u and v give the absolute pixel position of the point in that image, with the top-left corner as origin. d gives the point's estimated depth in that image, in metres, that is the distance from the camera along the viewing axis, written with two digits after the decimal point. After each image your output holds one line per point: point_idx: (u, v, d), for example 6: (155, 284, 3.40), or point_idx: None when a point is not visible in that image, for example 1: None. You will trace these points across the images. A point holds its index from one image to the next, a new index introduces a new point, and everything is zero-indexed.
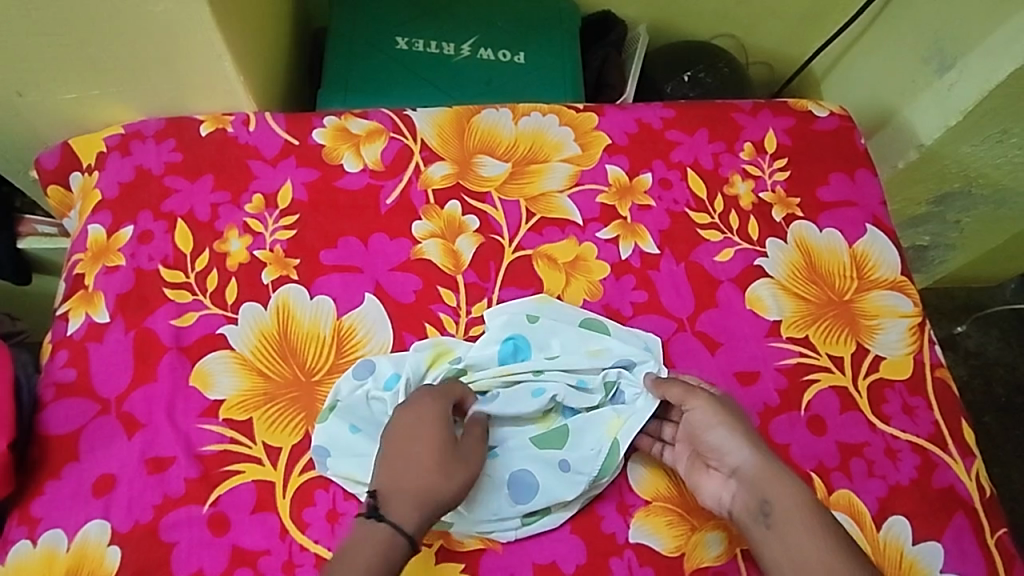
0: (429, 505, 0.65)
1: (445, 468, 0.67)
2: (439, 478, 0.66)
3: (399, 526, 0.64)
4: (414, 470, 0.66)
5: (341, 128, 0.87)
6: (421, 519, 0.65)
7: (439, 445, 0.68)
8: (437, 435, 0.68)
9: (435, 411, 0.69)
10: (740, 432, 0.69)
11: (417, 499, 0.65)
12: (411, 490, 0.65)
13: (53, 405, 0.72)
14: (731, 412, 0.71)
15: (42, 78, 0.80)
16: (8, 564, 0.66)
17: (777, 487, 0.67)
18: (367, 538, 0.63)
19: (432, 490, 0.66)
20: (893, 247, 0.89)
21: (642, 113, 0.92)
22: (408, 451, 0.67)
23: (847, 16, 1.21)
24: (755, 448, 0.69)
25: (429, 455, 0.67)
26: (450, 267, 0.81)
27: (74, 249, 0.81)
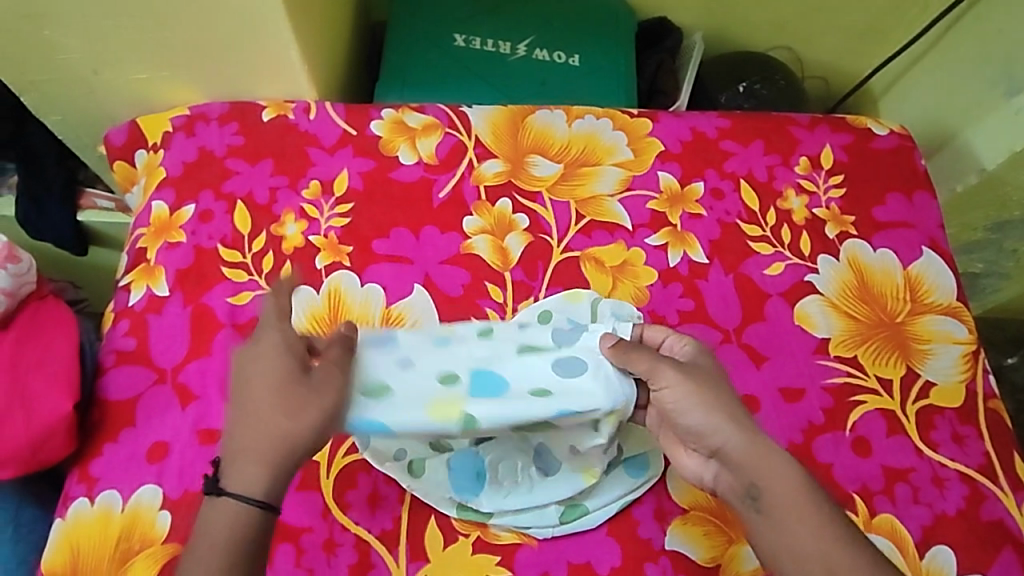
0: (280, 456, 0.56)
1: (287, 408, 0.57)
2: (283, 421, 0.56)
3: (245, 491, 0.55)
4: (254, 422, 0.57)
5: (398, 121, 0.88)
6: (273, 478, 0.56)
7: (279, 381, 0.57)
8: (277, 372, 0.58)
9: (275, 344, 0.59)
10: (722, 408, 0.60)
11: (262, 454, 0.56)
12: (250, 447, 0.56)
13: (113, 372, 0.75)
14: (708, 386, 0.61)
15: (118, 58, 0.83)
16: (66, 520, 0.69)
17: (769, 471, 0.59)
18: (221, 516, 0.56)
19: (280, 438, 0.56)
20: (948, 271, 0.87)
21: (697, 121, 0.92)
22: (252, 400, 0.57)
23: (912, 33, 1.18)
24: (740, 428, 0.60)
25: (271, 401, 0.57)
26: (498, 264, 0.82)
27: (138, 224, 0.84)
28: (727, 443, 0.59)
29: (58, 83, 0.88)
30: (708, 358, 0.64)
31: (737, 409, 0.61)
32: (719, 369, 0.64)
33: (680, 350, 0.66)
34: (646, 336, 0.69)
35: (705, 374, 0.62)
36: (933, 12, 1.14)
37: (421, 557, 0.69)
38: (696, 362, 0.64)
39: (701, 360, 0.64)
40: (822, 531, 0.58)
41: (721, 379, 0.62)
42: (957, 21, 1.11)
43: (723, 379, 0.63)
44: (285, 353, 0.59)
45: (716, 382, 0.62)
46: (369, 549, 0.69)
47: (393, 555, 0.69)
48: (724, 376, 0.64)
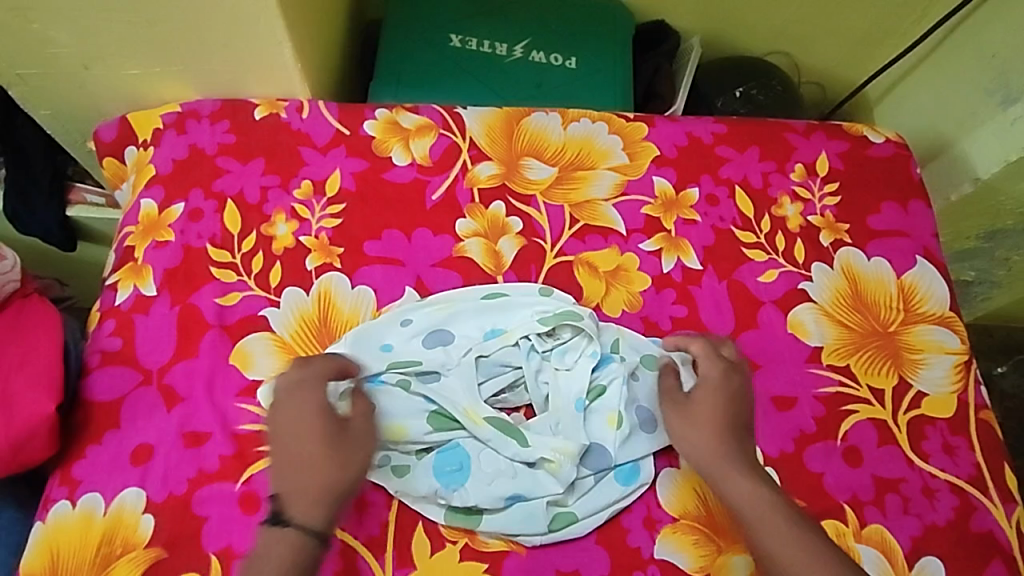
0: (331, 498, 0.61)
1: (329, 452, 0.62)
2: (330, 464, 0.62)
3: (307, 523, 0.60)
4: (302, 467, 0.62)
5: (391, 121, 0.87)
6: (326, 514, 0.61)
7: (322, 430, 0.63)
8: (316, 420, 0.64)
9: (308, 397, 0.65)
10: (698, 433, 0.69)
11: (318, 494, 0.61)
12: (309, 490, 0.61)
13: (98, 372, 0.74)
14: (695, 414, 0.70)
15: (108, 53, 0.82)
16: (48, 522, 0.68)
17: (730, 485, 0.67)
18: (276, 551, 0.59)
19: (330, 480, 0.61)
20: (942, 280, 0.86)
21: (693, 126, 0.91)
22: (301, 452, 0.62)
23: (907, 42, 1.18)
24: (707, 454, 0.68)
25: (321, 445, 0.63)
26: (491, 267, 0.82)
27: (126, 222, 0.82)
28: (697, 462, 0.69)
29: (47, 77, 0.87)
30: (716, 385, 0.71)
31: (716, 434, 0.69)
32: (721, 396, 0.70)
33: (701, 373, 0.72)
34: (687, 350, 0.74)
35: (697, 404, 0.71)
36: (932, 19, 1.13)
37: (409, 564, 0.69)
38: (696, 391, 0.72)
39: (703, 384, 0.72)
40: (773, 537, 0.64)
41: (713, 404, 0.70)
42: (954, 29, 1.11)
43: (723, 404, 0.70)
44: (323, 405, 0.64)
45: (707, 409, 0.70)
46: (356, 555, 0.68)
47: (378, 561, 0.68)
48: (729, 401, 0.70)
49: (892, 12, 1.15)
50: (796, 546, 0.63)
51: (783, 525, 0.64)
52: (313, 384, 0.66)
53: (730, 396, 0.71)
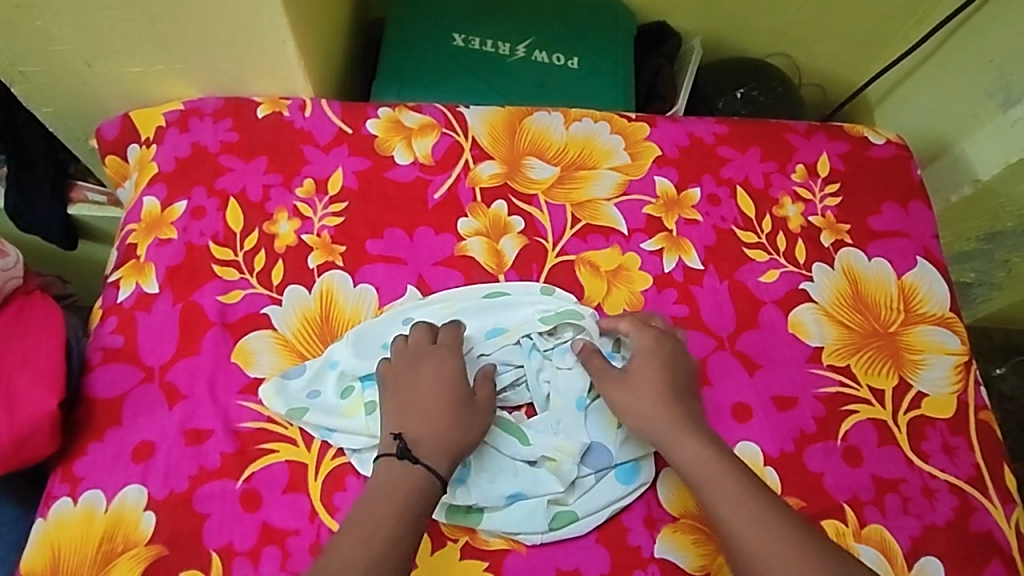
0: (450, 450, 0.68)
1: (457, 413, 0.69)
2: (456, 421, 0.69)
3: (434, 469, 0.66)
4: (429, 418, 0.68)
5: (393, 120, 0.87)
6: (446, 463, 0.67)
7: (454, 391, 0.70)
8: (451, 383, 0.70)
9: (444, 360, 0.72)
10: (642, 405, 0.71)
11: (444, 447, 0.67)
12: (438, 439, 0.67)
13: (100, 369, 0.74)
14: (634, 385, 0.72)
15: (111, 50, 0.82)
16: (49, 519, 0.68)
17: (680, 454, 0.69)
18: (401, 482, 0.65)
19: (453, 435, 0.68)
20: (942, 281, 0.87)
21: (695, 126, 0.91)
22: (434, 404, 0.69)
23: (909, 43, 1.18)
24: (653, 425, 0.70)
25: (452, 401, 0.69)
26: (493, 267, 0.82)
27: (129, 219, 0.83)
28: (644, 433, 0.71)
29: (50, 74, 0.87)
30: (650, 355, 0.73)
31: (660, 404, 0.71)
32: (658, 364, 0.73)
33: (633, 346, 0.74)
34: (616, 327, 0.76)
35: (635, 376, 0.72)
36: (933, 20, 1.14)
37: None
38: (635, 362, 0.73)
39: (637, 357, 0.74)
40: (728, 493, 0.66)
41: (651, 374, 0.72)
42: (955, 31, 1.11)
43: (661, 373, 0.72)
44: (458, 370, 0.71)
45: (647, 379, 0.72)
46: None
47: None
48: (668, 370, 0.73)
49: (893, 13, 1.16)
50: (745, 501, 0.65)
51: (737, 488, 0.66)
52: (452, 351, 0.73)
53: (665, 363, 0.73)
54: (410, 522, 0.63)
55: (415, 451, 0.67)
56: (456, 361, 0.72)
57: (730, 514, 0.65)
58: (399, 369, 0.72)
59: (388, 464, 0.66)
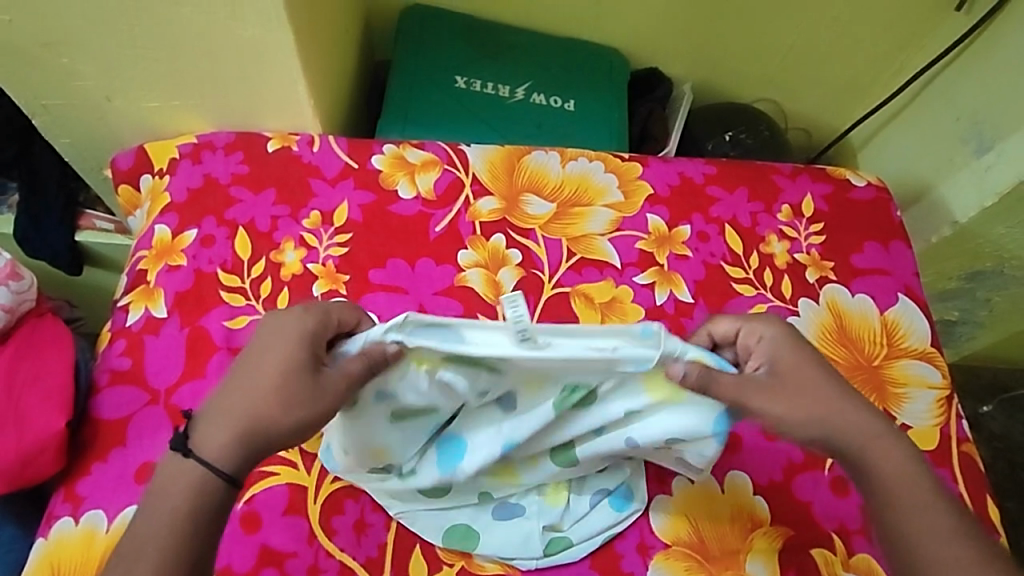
0: (251, 438, 0.60)
1: (279, 394, 0.60)
2: (273, 405, 0.60)
3: (213, 460, 0.59)
4: (240, 401, 0.61)
5: (398, 156, 0.92)
6: (237, 458, 0.59)
7: (290, 368, 0.60)
8: (282, 352, 0.61)
9: (299, 326, 0.62)
10: (822, 399, 0.65)
11: (240, 433, 0.60)
12: (232, 422, 0.60)
13: (106, 391, 0.76)
14: (797, 387, 0.65)
15: (131, 86, 0.87)
16: (50, 539, 0.69)
17: (876, 460, 0.65)
18: (178, 479, 0.59)
19: (259, 418, 0.60)
20: (923, 318, 0.90)
21: (685, 167, 0.96)
22: (258, 376, 0.61)
23: (887, 92, 1.25)
24: (832, 421, 0.65)
25: (275, 376, 0.61)
26: (491, 297, 0.85)
27: (140, 246, 0.85)
28: (833, 440, 0.65)
29: (70, 108, 0.91)
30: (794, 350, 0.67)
31: (831, 399, 0.65)
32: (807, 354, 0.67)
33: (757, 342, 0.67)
34: (717, 334, 0.69)
35: (791, 375, 0.66)
36: (910, 71, 1.21)
37: None
38: (768, 355, 0.67)
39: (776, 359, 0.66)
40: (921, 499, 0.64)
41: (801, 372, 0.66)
42: (930, 82, 1.18)
43: (805, 363, 0.66)
44: (302, 341, 0.61)
45: (799, 371, 0.66)
46: None
47: None
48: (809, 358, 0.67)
49: (872, 63, 1.22)
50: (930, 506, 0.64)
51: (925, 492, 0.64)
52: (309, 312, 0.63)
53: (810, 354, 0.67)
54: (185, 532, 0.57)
55: (200, 439, 0.60)
56: (309, 328, 0.62)
57: (918, 529, 0.63)
58: (259, 333, 0.63)
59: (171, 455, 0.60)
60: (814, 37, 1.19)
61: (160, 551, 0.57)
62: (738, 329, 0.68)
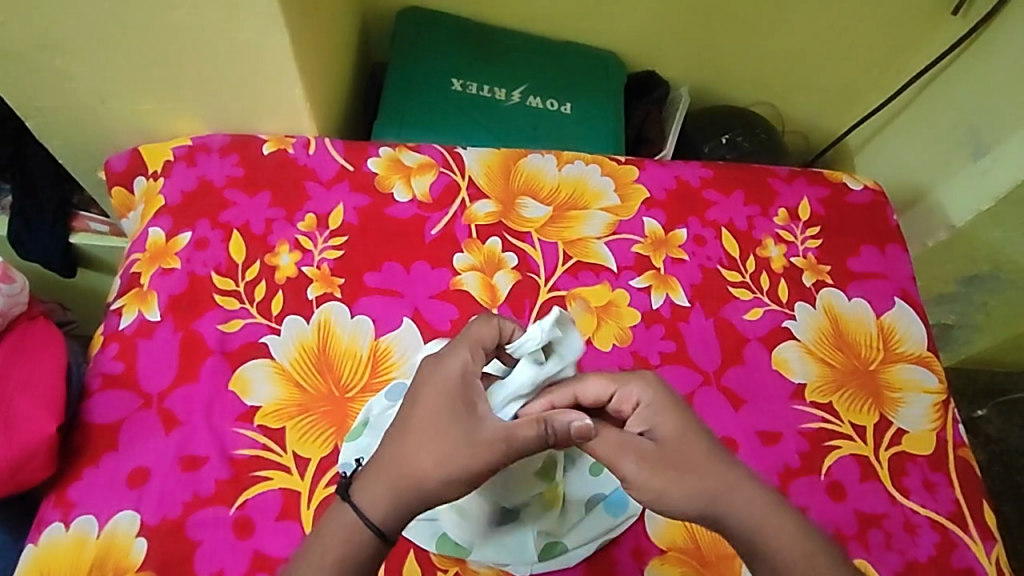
0: (405, 489, 0.58)
1: (433, 442, 0.58)
2: (428, 458, 0.58)
3: (366, 510, 0.58)
4: (398, 447, 0.59)
5: (394, 159, 0.91)
6: (393, 509, 0.58)
7: (450, 413, 0.59)
8: (450, 405, 0.59)
9: (456, 366, 0.61)
10: (705, 475, 0.61)
11: (394, 486, 0.58)
12: (387, 474, 0.58)
13: (99, 395, 0.75)
14: (675, 462, 0.62)
15: (125, 89, 0.86)
16: (40, 545, 0.68)
17: (774, 539, 0.60)
18: (335, 524, 0.58)
19: (415, 473, 0.58)
20: (920, 322, 0.90)
21: (682, 170, 0.96)
22: (417, 425, 0.59)
23: (884, 96, 1.25)
24: (719, 498, 0.61)
25: (435, 427, 0.58)
26: (487, 301, 0.84)
27: (134, 249, 0.85)
28: (724, 518, 0.61)
29: (64, 110, 0.91)
30: (661, 420, 0.64)
31: (717, 473, 0.62)
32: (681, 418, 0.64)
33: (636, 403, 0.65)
34: (582, 390, 0.66)
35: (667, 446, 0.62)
36: (908, 74, 1.21)
37: None
38: (648, 422, 0.64)
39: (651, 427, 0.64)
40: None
41: (681, 438, 0.63)
42: (930, 84, 1.17)
43: (687, 431, 0.63)
44: (461, 383, 0.60)
45: (687, 444, 0.62)
46: None
47: None
48: (687, 427, 0.64)
49: (869, 67, 1.23)
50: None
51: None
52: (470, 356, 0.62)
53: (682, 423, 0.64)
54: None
55: (359, 484, 0.59)
56: (465, 367, 0.61)
57: None
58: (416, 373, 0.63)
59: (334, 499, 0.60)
60: (811, 41, 1.19)
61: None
62: (610, 392, 0.66)
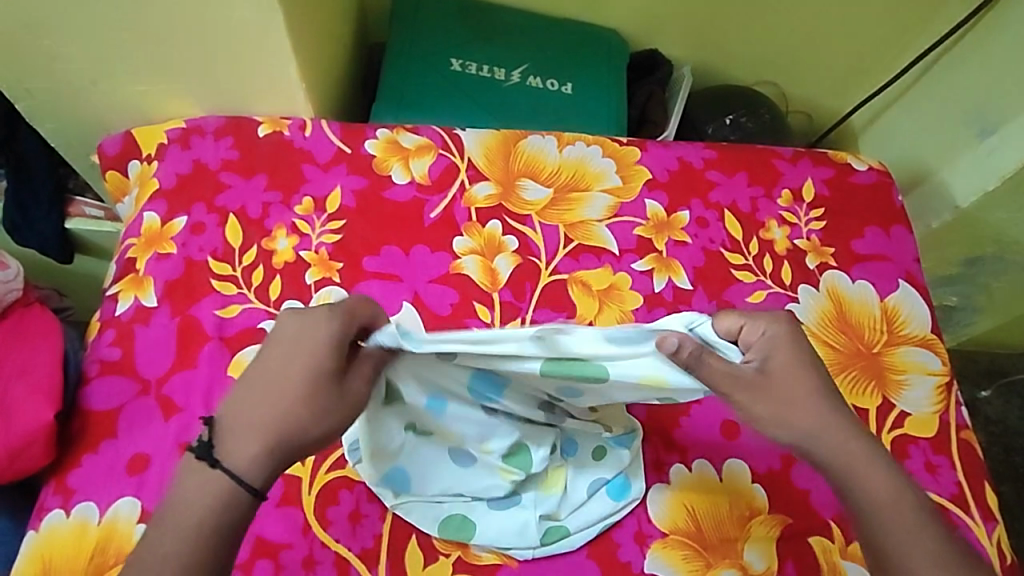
0: (280, 444, 0.57)
1: (309, 401, 0.58)
2: (301, 413, 0.57)
3: (238, 471, 0.56)
4: (265, 405, 0.58)
5: (391, 141, 0.90)
6: (266, 465, 0.57)
7: (321, 370, 0.58)
8: (321, 361, 0.58)
9: (322, 326, 0.59)
10: (815, 408, 0.62)
11: (265, 442, 0.57)
12: (257, 430, 0.57)
13: (96, 382, 0.74)
14: (786, 395, 0.62)
15: (117, 70, 0.84)
16: (41, 531, 0.68)
17: (866, 476, 0.62)
18: (200, 488, 0.56)
19: (291, 429, 0.57)
20: (924, 304, 0.89)
21: (684, 152, 0.94)
22: (288, 381, 0.58)
23: (889, 75, 1.23)
24: (820, 434, 0.62)
25: (305, 383, 0.58)
26: (487, 284, 0.83)
27: (128, 234, 0.84)
28: (811, 445, 0.63)
29: (54, 92, 0.89)
30: (779, 352, 0.63)
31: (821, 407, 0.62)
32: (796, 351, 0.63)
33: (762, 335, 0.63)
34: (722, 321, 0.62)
35: (777, 379, 0.62)
36: (914, 53, 1.19)
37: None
38: (767, 352, 0.62)
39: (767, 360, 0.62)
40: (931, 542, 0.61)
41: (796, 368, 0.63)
42: (934, 64, 1.15)
43: (802, 368, 0.63)
44: (334, 346, 0.58)
45: (799, 378, 0.62)
46: (349, 567, 0.69)
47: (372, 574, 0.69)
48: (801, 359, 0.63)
49: (875, 46, 1.20)
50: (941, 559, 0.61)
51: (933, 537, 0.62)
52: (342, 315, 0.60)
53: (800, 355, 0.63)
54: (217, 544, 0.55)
55: (229, 446, 0.57)
56: (334, 328, 0.59)
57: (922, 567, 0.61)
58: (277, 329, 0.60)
59: (193, 462, 0.57)
60: (817, 18, 1.16)
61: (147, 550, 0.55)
62: (741, 325, 0.62)
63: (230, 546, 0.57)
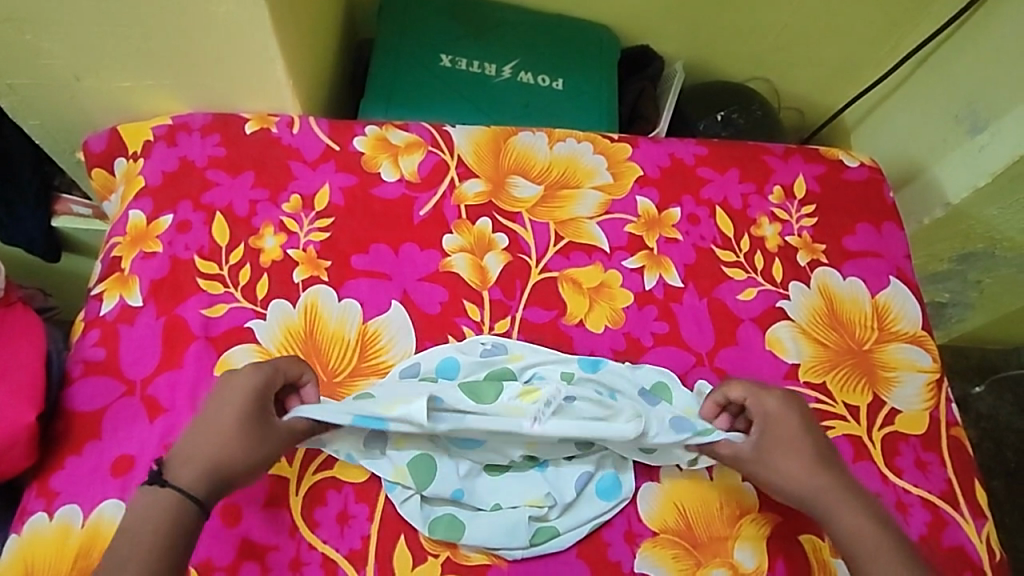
0: (218, 471, 0.65)
1: (240, 436, 0.66)
2: (235, 447, 0.65)
3: (187, 490, 0.63)
4: (203, 439, 0.66)
5: (380, 138, 0.89)
6: (206, 487, 0.64)
7: (250, 411, 0.67)
8: (250, 403, 0.67)
9: (253, 378, 0.68)
10: (809, 474, 0.70)
11: (205, 468, 0.64)
12: (198, 460, 0.65)
13: (80, 382, 0.74)
14: (786, 462, 0.71)
15: (102, 65, 0.83)
16: (23, 535, 0.67)
17: (866, 540, 0.67)
18: (151, 503, 0.62)
19: (224, 458, 0.65)
20: (915, 300, 0.89)
21: (676, 148, 0.94)
22: (224, 421, 0.66)
23: (881, 71, 1.22)
24: (817, 496, 0.70)
25: (239, 422, 0.66)
26: (477, 283, 0.83)
27: (113, 232, 0.83)
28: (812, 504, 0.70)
29: (38, 87, 0.87)
30: (776, 426, 0.73)
31: (816, 474, 0.70)
32: (793, 424, 0.72)
33: (762, 411, 0.74)
34: (729, 397, 0.75)
35: (775, 446, 0.72)
36: (905, 49, 1.18)
37: None
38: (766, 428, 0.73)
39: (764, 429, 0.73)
40: None
41: (793, 437, 0.72)
42: (927, 59, 1.15)
43: (798, 438, 0.72)
44: (261, 392, 0.68)
45: (793, 448, 0.71)
46: (337, 568, 0.68)
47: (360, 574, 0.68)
48: (800, 431, 0.72)
49: (867, 42, 1.20)
50: None
51: None
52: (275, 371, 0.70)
53: (794, 425, 0.72)
54: (166, 552, 0.60)
55: (172, 471, 0.64)
56: (261, 381, 0.68)
57: None
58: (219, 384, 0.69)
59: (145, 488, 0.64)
60: (809, 15, 1.16)
61: (129, 552, 0.60)
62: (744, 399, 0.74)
63: (182, 550, 0.61)
